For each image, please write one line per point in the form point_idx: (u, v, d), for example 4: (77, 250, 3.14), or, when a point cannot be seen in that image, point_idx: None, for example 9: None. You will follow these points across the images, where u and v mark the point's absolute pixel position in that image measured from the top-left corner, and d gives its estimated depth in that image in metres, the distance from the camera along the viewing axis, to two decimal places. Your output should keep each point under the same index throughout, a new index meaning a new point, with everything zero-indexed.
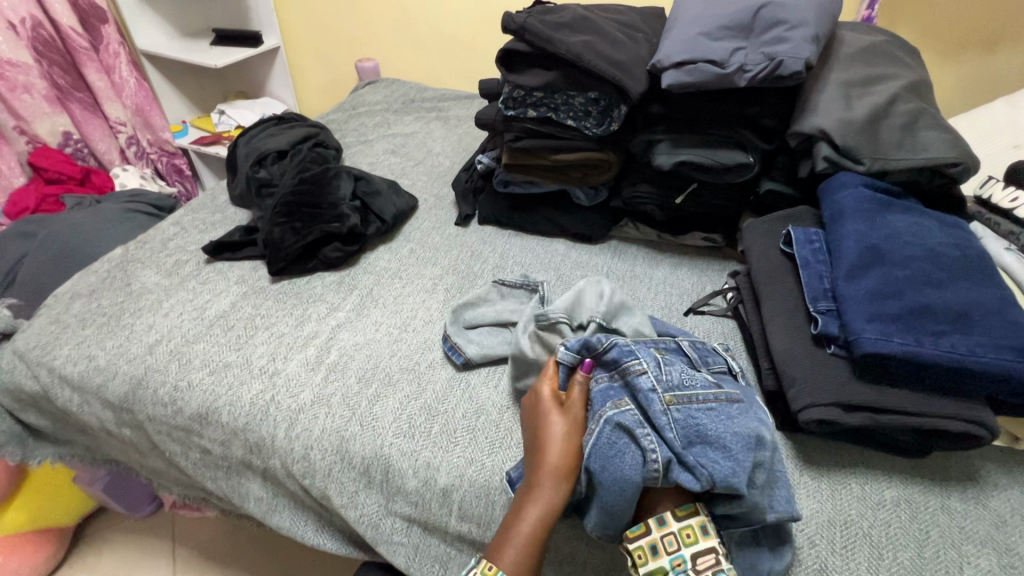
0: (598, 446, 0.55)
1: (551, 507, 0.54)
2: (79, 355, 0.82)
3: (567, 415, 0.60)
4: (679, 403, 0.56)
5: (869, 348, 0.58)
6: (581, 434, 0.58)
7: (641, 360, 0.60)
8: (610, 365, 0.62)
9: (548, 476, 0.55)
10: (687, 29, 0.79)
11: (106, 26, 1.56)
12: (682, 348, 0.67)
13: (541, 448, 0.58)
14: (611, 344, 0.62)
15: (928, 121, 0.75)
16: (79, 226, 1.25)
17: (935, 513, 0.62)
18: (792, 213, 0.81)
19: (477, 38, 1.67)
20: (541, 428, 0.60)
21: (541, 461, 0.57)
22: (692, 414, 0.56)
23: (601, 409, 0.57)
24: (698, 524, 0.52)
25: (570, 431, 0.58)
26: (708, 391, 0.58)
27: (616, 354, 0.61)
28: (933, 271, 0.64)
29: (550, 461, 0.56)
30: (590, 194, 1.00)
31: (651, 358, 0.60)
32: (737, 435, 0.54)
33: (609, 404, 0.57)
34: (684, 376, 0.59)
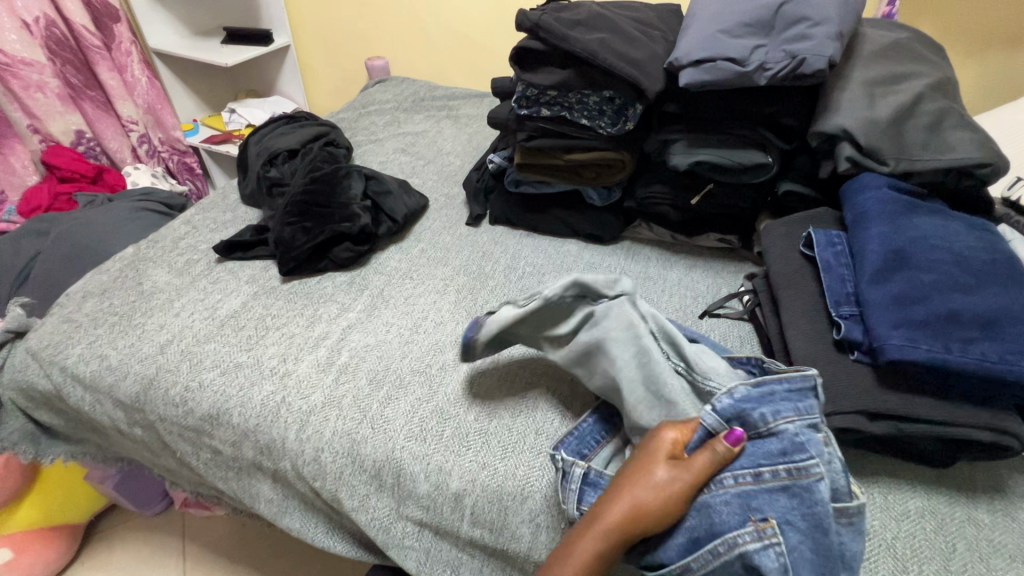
0: (724, 568, 0.49)
1: (603, 555, 0.50)
2: (91, 354, 0.82)
3: (681, 480, 0.51)
4: (835, 522, 0.51)
5: (895, 355, 0.57)
6: (683, 506, 0.51)
7: (820, 469, 0.51)
8: (772, 458, 0.53)
9: (620, 529, 0.50)
10: (706, 26, 0.77)
11: (118, 25, 1.57)
12: (827, 403, 0.59)
13: (625, 496, 0.51)
14: (781, 431, 0.54)
15: (955, 121, 0.72)
16: (91, 225, 1.25)
17: (962, 524, 0.61)
18: (812, 215, 0.79)
19: (487, 36, 1.65)
20: (644, 482, 0.52)
21: (621, 512, 0.51)
22: (840, 539, 0.51)
23: (745, 528, 0.49)
24: None
25: (673, 500, 0.51)
26: (858, 503, 0.52)
27: (775, 454, 0.53)
28: (961, 275, 0.62)
29: (630, 517, 0.50)
30: (603, 194, 0.99)
31: (822, 462, 0.52)
32: (863, 558, 0.51)
33: (751, 530, 0.49)
34: (838, 484, 0.53)
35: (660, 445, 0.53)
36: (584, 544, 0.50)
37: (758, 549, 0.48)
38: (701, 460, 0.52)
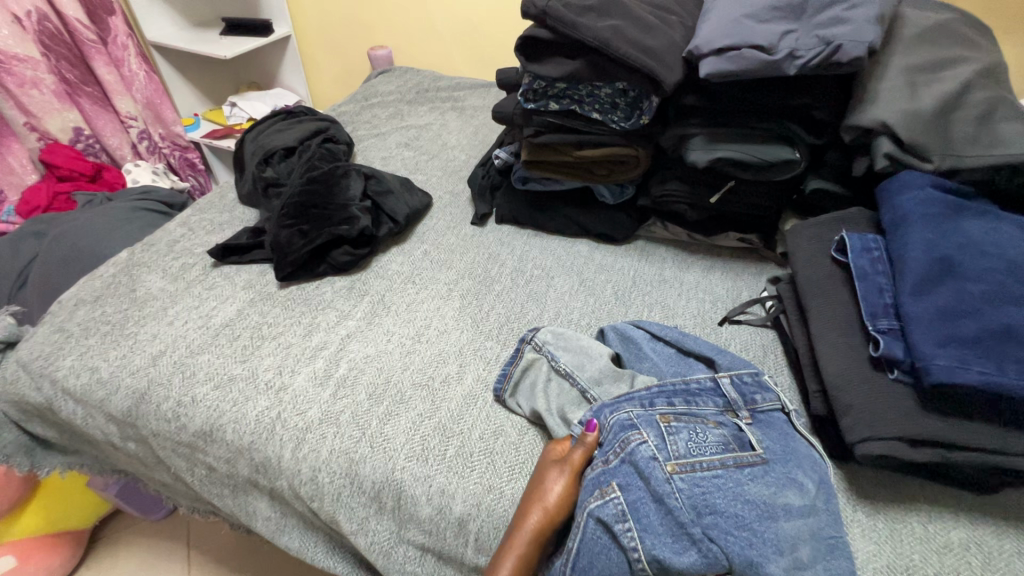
0: (584, 542, 0.52)
1: (526, 556, 0.54)
2: (82, 366, 0.79)
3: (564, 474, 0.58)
4: (682, 471, 0.54)
5: (942, 378, 0.51)
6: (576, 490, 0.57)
7: (640, 432, 0.57)
8: (607, 445, 0.58)
9: (534, 530, 0.54)
10: (729, 10, 0.71)
11: (113, 18, 1.52)
12: (720, 388, 0.64)
13: (528, 496, 0.57)
14: (614, 419, 0.60)
15: (1006, 112, 0.66)
16: (88, 226, 1.22)
17: (1012, 558, 0.55)
18: (843, 216, 0.73)
19: (494, 23, 1.58)
20: (537, 482, 0.58)
21: (525, 511, 0.56)
22: (697, 484, 0.53)
23: (589, 497, 0.55)
24: None
25: (557, 482, 0.57)
26: (718, 457, 0.56)
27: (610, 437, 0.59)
28: (1016, 285, 0.56)
29: (538, 514, 0.55)
30: (616, 192, 0.94)
31: (654, 429, 0.58)
32: (749, 504, 0.51)
33: (595, 492, 0.54)
34: (691, 444, 0.57)
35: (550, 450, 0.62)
36: (506, 552, 0.54)
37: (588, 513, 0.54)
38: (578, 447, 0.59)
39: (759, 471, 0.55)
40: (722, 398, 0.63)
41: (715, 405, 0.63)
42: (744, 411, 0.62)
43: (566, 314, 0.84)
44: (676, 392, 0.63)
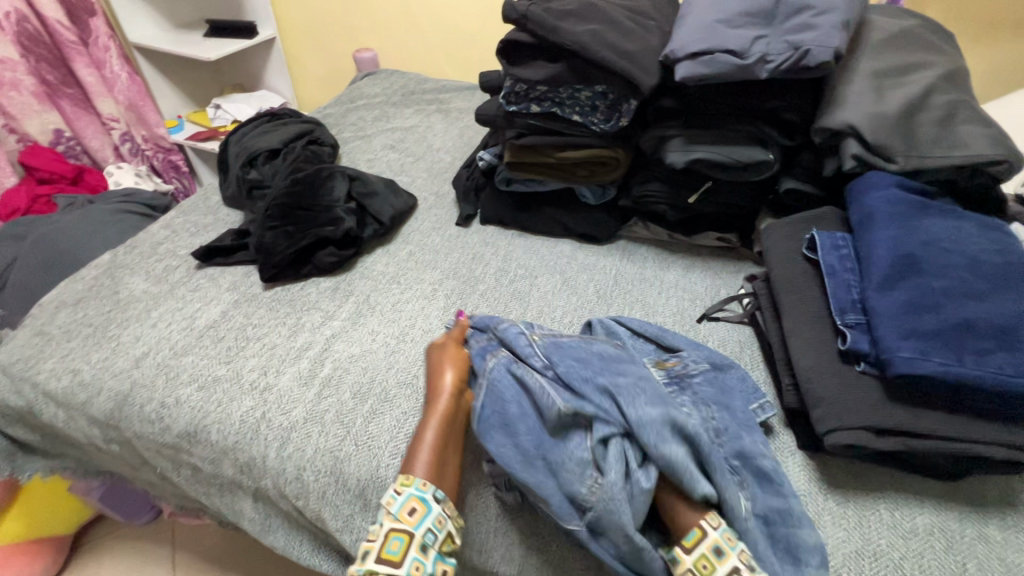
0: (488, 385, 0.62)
1: (446, 416, 0.64)
2: (64, 369, 0.79)
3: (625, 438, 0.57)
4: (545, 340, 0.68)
5: (905, 369, 0.53)
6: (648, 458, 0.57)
7: (514, 323, 0.72)
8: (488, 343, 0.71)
9: (448, 397, 0.65)
10: (703, 16, 0.73)
11: (94, 19, 1.51)
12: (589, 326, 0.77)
13: (434, 381, 0.68)
14: (487, 320, 0.75)
15: (967, 115, 0.69)
16: (70, 229, 1.21)
17: (972, 542, 0.58)
18: (816, 215, 0.75)
19: (479, 26, 1.60)
20: (436, 370, 0.70)
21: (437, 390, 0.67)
22: (560, 345, 0.66)
23: (483, 361, 0.67)
24: (710, 549, 0.51)
25: (454, 360, 0.70)
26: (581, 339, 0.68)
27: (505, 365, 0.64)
28: (974, 280, 0.58)
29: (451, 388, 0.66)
30: (598, 192, 0.95)
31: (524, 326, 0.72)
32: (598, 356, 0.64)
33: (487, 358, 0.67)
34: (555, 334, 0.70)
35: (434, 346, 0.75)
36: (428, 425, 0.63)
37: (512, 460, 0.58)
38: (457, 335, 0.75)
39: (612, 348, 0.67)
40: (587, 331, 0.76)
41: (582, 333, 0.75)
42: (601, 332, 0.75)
43: (548, 313, 0.86)
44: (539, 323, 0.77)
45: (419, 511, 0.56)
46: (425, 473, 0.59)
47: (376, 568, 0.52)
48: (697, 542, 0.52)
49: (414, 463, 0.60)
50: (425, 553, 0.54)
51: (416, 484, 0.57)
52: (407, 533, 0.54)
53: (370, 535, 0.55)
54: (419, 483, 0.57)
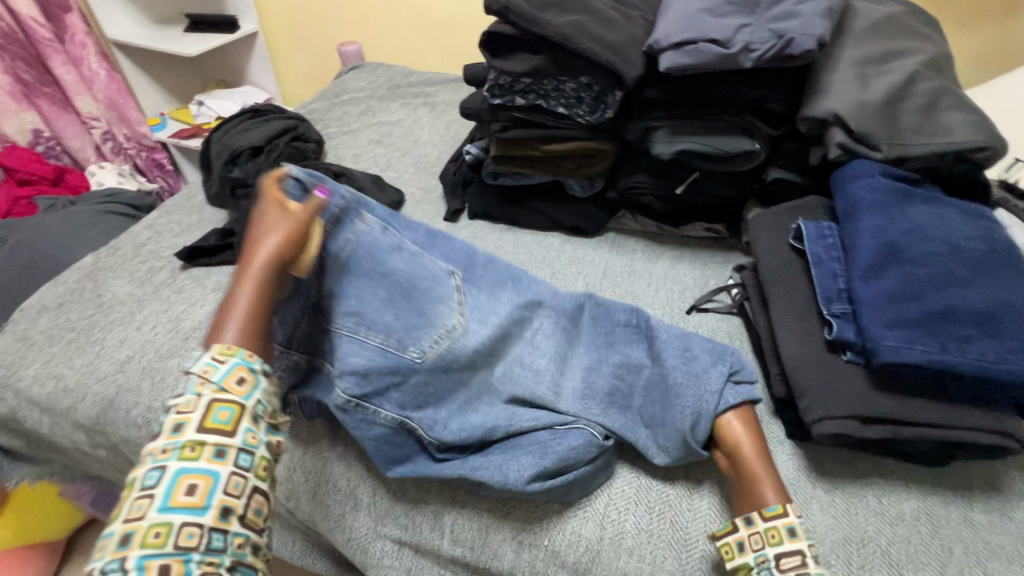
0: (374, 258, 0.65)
1: (263, 283, 0.55)
2: (46, 375, 0.78)
3: (738, 413, 0.61)
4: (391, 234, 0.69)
5: (890, 358, 0.54)
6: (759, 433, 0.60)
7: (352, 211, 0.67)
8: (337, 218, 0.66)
9: (271, 258, 0.56)
10: (687, 5, 0.72)
11: (69, 15, 1.47)
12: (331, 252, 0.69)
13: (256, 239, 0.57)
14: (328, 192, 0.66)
15: (950, 102, 0.69)
16: (51, 231, 1.19)
17: (957, 526, 0.59)
18: (802, 205, 0.75)
19: (464, 18, 1.58)
20: (252, 235, 0.58)
21: (257, 249, 0.56)
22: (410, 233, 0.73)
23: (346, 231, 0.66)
24: (784, 526, 0.52)
25: (285, 223, 0.58)
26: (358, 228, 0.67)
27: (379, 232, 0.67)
28: (958, 268, 0.59)
29: (274, 249, 0.56)
30: (585, 184, 0.94)
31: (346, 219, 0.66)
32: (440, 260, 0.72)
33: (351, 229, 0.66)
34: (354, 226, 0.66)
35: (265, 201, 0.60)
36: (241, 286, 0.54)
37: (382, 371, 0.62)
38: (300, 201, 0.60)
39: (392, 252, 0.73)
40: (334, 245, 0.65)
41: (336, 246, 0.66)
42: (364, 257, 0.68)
43: None
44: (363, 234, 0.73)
45: (249, 382, 0.50)
46: (240, 340, 0.52)
47: (201, 439, 0.46)
48: (775, 515, 0.53)
49: (226, 331, 0.52)
50: (257, 424, 0.50)
51: (241, 354, 0.51)
52: (237, 404, 0.49)
53: (183, 406, 0.47)
54: (246, 354, 0.51)
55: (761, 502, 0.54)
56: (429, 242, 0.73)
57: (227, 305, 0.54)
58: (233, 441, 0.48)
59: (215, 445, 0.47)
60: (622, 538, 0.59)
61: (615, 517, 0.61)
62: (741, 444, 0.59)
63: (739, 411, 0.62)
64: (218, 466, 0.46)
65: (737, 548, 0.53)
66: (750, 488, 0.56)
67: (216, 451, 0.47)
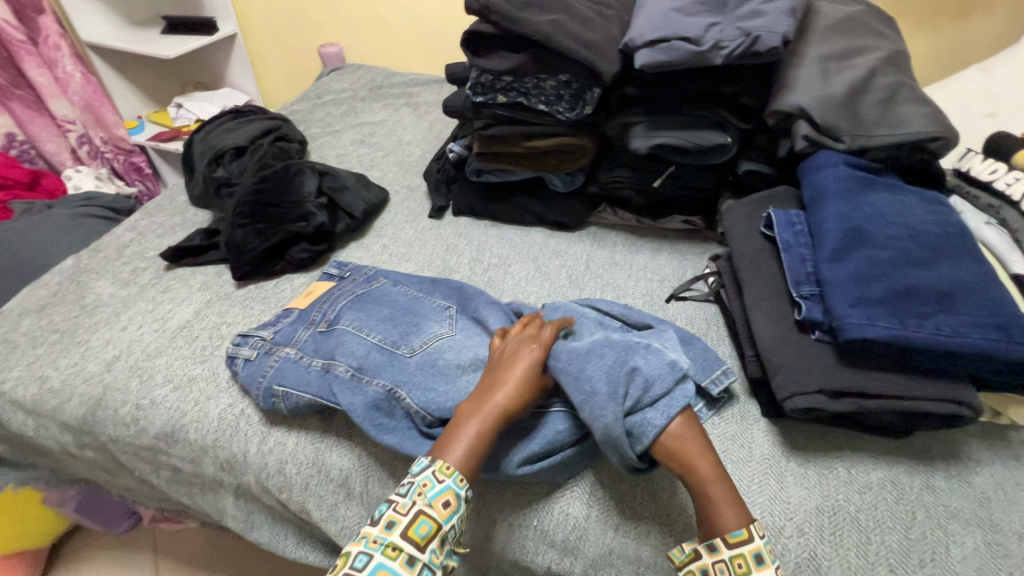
0: (376, 308, 0.77)
1: (500, 416, 0.58)
2: (30, 376, 0.78)
3: (679, 421, 0.58)
4: (393, 282, 0.84)
5: (854, 334, 0.57)
6: (701, 439, 0.57)
7: (363, 268, 0.90)
8: (360, 270, 0.88)
9: (511, 396, 0.59)
10: (660, 5, 0.75)
11: (43, 16, 1.45)
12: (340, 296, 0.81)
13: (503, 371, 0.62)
14: (352, 266, 0.90)
15: (907, 95, 0.73)
16: (28, 235, 1.17)
17: (921, 492, 0.62)
18: (772, 195, 0.79)
19: (444, 19, 1.60)
20: (510, 360, 0.63)
21: (503, 380, 0.60)
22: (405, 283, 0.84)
23: (368, 279, 0.85)
24: (751, 553, 0.50)
25: (528, 361, 0.62)
26: (369, 284, 0.83)
27: (390, 285, 0.83)
28: (917, 250, 0.62)
29: (514, 387, 0.60)
30: (566, 179, 0.97)
31: (358, 271, 0.88)
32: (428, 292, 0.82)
33: (369, 277, 0.85)
34: (369, 280, 0.84)
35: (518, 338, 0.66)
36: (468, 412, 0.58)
37: (373, 367, 0.69)
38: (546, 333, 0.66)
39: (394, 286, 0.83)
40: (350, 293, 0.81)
41: (347, 296, 0.80)
42: (364, 297, 0.80)
43: (523, 299, 0.88)
44: (363, 282, 0.84)
45: (452, 506, 0.53)
46: (462, 466, 0.55)
47: (402, 543, 0.50)
48: (740, 541, 0.51)
49: (448, 453, 0.55)
50: (440, 549, 0.51)
51: (455, 478, 0.54)
52: (437, 522, 0.51)
53: (399, 505, 0.52)
54: (457, 478, 0.54)
55: (723, 527, 0.52)
56: (429, 287, 0.83)
57: (451, 434, 0.57)
58: (422, 556, 0.50)
59: (409, 554, 0.50)
60: (608, 516, 0.62)
61: (602, 496, 0.63)
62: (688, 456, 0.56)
63: (682, 419, 0.58)
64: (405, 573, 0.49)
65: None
66: (710, 511, 0.53)
67: (409, 558, 0.50)
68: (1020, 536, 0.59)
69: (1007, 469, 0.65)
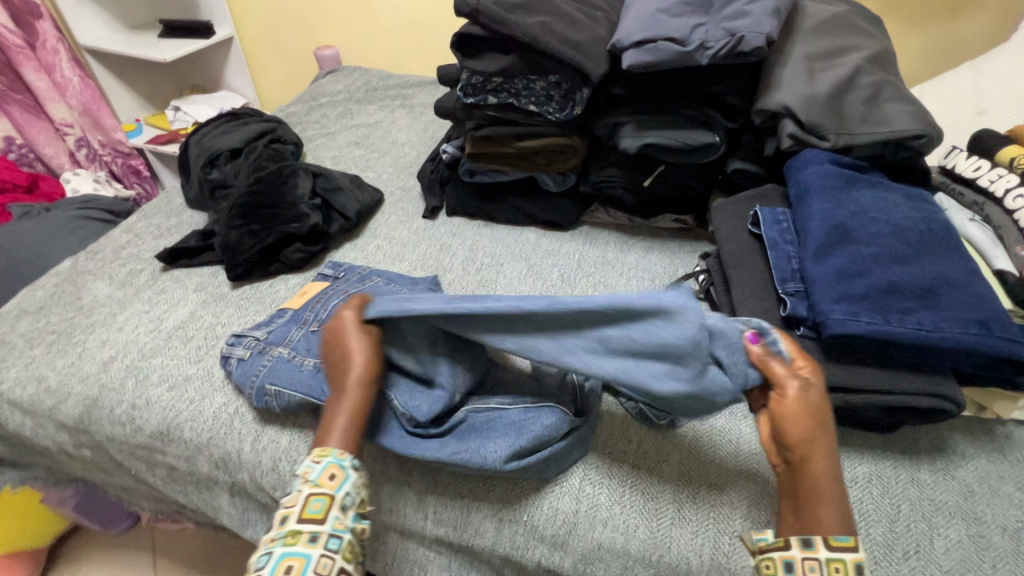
0: None
1: (362, 400, 0.59)
2: (27, 377, 0.78)
3: (801, 398, 0.50)
4: (386, 281, 0.85)
5: (837, 329, 0.58)
6: (820, 421, 0.50)
7: (356, 268, 0.91)
8: (353, 271, 0.89)
9: (363, 378, 0.60)
10: (647, 6, 0.76)
11: (41, 21, 1.46)
12: (332, 296, 0.82)
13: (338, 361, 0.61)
14: (345, 266, 0.91)
15: (891, 94, 0.74)
16: (26, 238, 1.18)
17: (906, 486, 0.63)
18: (759, 193, 0.80)
19: (439, 21, 1.61)
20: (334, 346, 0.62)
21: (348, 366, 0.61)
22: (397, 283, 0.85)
23: (361, 279, 0.85)
24: (851, 562, 0.46)
25: (361, 338, 0.62)
26: (362, 283, 0.84)
27: (383, 285, 0.83)
28: (899, 246, 0.63)
29: (363, 366, 0.60)
30: (558, 179, 0.98)
31: (351, 272, 0.89)
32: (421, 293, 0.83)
33: (361, 277, 0.86)
34: (361, 280, 0.85)
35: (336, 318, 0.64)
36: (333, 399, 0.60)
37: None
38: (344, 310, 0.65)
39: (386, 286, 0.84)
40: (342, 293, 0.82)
41: (339, 296, 0.81)
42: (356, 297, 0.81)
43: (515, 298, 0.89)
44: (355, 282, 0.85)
45: (339, 476, 0.55)
46: (343, 445, 0.57)
47: (300, 527, 0.51)
48: (844, 547, 0.47)
49: (327, 441, 0.57)
50: (346, 513, 0.54)
51: (336, 455, 0.56)
52: (328, 495, 0.53)
53: (289, 500, 0.53)
54: (339, 453, 0.56)
55: (827, 528, 0.48)
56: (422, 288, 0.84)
57: (326, 424, 0.58)
58: (325, 528, 0.52)
59: (311, 531, 0.51)
60: (596, 510, 0.63)
61: (591, 492, 0.64)
62: (802, 437, 0.50)
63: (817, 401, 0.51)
64: (312, 549, 0.51)
65: (784, 569, 0.47)
66: (813, 509, 0.49)
67: (310, 536, 0.51)
68: (1003, 528, 0.60)
69: (992, 462, 0.65)
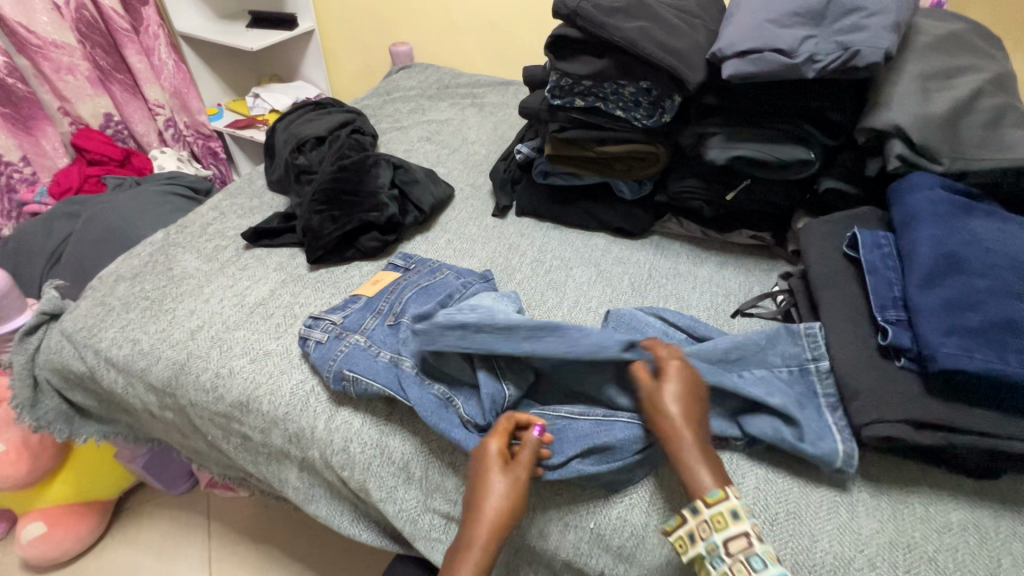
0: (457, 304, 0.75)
1: (484, 561, 0.56)
2: (123, 338, 0.84)
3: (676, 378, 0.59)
4: (458, 276, 0.86)
5: (946, 364, 0.54)
6: (693, 403, 0.58)
7: (426, 261, 0.91)
8: (424, 263, 0.91)
9: (488, 536, 0.56)
10: (752, 16, 0.75)
11: (145, 8, 1.57)
12: (410, 286, 0.83)
13: (479, 518, 0.57)
14: (416, 257, 0.93)
15: (1014, 119, 0.69)
16: (121, 208, 1.27)
17: (1006, 539, 0.59)
18: (854, 214, 0.76)
19: (513, 26, 1.63)
20: (479, 488, 0.58)
21: (482, 516, 0.57)
22: (466, 280, 0.85)
23: (438, 272, 0.87)
24: (727, 510, 0.52)
25: (514, 490, 0.57)
26: (433, 277, 0.85)
27: (453, 278, 0.85)
28: (1019, 281, 0.59)
29: (493, 521, 0.56)
30: (634, 187, 0.97)
31: (423, 263, 0.90)
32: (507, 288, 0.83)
33: (433, 271, 0.87)
34: (433, 274, 0.86)
35: (490, 449, 0.59)
36: (465, 563, 0.55)
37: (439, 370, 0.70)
38: (518, 460, 0.59)
39: (460, 280, 0.84)
40: (419, 285, 0.83)
41: (413, 288, 0.83)
42: (431, 289, 0.82)
43: (585, 303, 0.88)
44: (425, 275, 0.86)
45: None
46: None
47: None
48: (717, 501, 0.53)
49: None
50: None
51: None
52: None
53: None
54: None
55: (702, 489, 0.54)
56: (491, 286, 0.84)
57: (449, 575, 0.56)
58: None
59: None
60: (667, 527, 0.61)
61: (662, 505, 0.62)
62: (670, 409, 0.57)
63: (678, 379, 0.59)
64: None
65: (689, 539, 0.53)
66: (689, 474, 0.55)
67: None
68: None
69: None
